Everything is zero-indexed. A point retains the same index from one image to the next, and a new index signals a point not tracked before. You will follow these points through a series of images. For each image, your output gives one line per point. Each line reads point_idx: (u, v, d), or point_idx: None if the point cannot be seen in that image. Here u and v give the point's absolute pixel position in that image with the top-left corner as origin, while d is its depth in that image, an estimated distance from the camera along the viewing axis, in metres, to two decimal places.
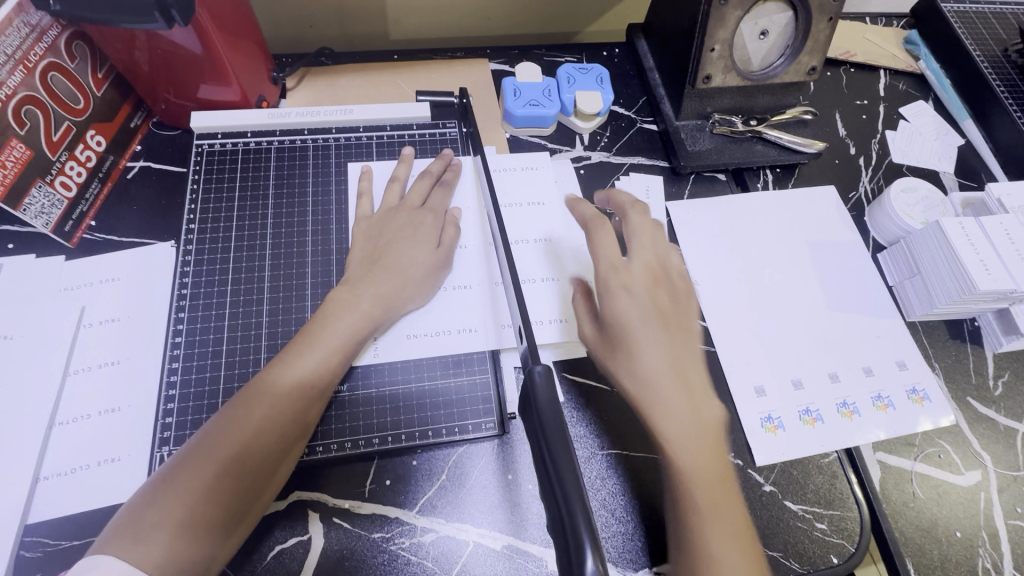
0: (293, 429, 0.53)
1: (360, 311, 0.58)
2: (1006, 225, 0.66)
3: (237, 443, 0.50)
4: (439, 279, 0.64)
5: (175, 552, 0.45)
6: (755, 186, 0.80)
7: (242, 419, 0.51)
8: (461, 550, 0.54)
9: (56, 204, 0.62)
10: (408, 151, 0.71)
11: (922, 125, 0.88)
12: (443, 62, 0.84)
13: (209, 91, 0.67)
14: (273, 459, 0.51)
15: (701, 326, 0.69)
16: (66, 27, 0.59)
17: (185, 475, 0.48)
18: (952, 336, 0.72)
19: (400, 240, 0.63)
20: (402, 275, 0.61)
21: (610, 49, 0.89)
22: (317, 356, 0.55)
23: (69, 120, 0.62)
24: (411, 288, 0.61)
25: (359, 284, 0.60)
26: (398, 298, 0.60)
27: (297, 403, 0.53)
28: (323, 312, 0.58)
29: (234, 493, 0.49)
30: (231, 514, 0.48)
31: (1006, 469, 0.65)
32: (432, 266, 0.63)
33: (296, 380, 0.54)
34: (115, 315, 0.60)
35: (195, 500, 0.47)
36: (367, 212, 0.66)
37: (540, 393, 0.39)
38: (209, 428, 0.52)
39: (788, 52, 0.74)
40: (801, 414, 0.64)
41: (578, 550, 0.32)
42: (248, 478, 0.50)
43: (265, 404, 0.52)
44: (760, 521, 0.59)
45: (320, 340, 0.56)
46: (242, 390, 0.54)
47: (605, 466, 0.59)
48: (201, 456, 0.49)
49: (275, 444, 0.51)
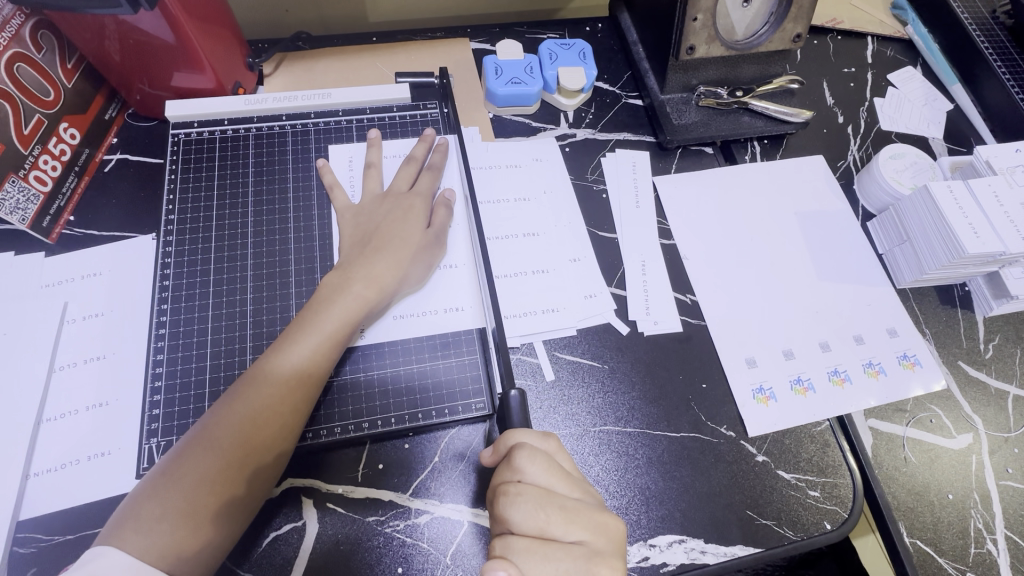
0: (293, 421, 0.52)
1: (352, 296, 0.57)
2: (994, 187, 0.66)
3: (235, 434, 0.50)
4: (432, 261, 0.63)
5: (174, 543, 0.46)
6: (743, 158, 0.79)
7: (241, 410, 0.51)
8: (456, 530, 0.54)
9: (31, 199, 0.61)
10: (375, 134, 0.70)
11: (910, 91, 0.87)
12: (423, 43, 0.82)
13: (184, 79, 0.66)
14: (272, 448, 0.51)
15: (691, 300, 0.68)
16: (30, 16, 0.58)
17: (183, 467, 0.48)
18: (943, 301, 0.72)
19: (391, 224, 0.62)
20: (395, 257, 0.60)
21: (593, 24, 0.88)
22: (311, 343, 0.54)
23: (40, 113, 0.61)
24: (407, 272, 0.61)
25: (352, 268, 0.59)
26: (392, 281, 0.59)
27: (294, 393, 0.52)
28: (317, 299, 0.58)
29: (233, 482, 0.49)
30: (231, 505, 0.48)
31: (997, 431, 0.65)
32: (423, 248, 0.63)
33: (291, 369, 0.53)
34: (98, 310, 0.60)
35: (194, 488, 0.48)
36: (346, 203, 0.65)
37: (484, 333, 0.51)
38: (207, 418, 0.51)
39: (773, 19, 0.73)
40: (792, 384, 0.64)
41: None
42: (248, 468, 0.50)
43: (262, 395, 0.52)
44: (753, 492, 0.59)
45: (314, 327, 0.55)
46: (238, 381, 0.54)
47: (598, 442, 0.59)
48: (198, 447, 0.49)
49: (275, 435, 0.51)
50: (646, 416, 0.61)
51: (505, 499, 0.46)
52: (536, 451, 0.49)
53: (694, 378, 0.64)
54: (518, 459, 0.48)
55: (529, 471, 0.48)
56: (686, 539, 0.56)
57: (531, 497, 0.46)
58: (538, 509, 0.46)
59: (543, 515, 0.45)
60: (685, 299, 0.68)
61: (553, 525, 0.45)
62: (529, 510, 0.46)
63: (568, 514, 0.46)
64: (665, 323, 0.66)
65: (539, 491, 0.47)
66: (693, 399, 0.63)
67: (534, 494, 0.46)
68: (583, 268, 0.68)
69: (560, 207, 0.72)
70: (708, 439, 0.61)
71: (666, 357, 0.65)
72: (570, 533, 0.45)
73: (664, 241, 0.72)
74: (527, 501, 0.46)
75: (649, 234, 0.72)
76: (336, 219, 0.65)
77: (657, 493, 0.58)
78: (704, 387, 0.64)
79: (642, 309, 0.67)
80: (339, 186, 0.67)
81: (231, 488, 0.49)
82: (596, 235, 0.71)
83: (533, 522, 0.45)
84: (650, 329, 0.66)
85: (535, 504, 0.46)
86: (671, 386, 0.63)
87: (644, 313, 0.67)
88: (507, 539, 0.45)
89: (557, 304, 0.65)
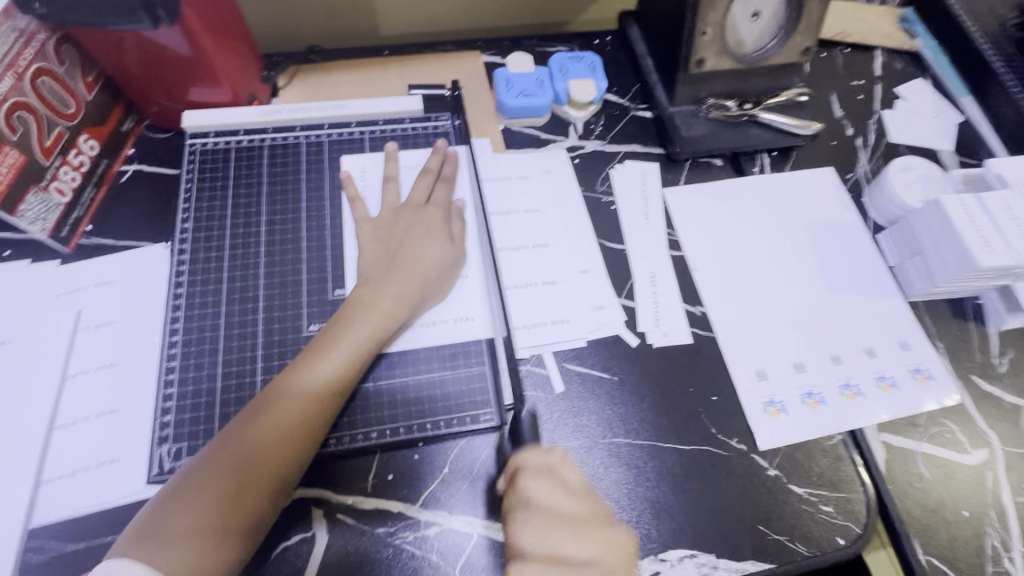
0: (316, 436, 0.53)
1: (381, 313, 0.58)
2: (1007, 201, 0.65)
3: (261, 449, 0.50)
4: (456, 272, 0.64)
5: (199, 558, 0.46)
6: (752, 170, 0.79)
7: (264, 424, 0.51)
8: (465, 543, 0.54)
9: (52, 209, 0.61)
10: (392, 146, 0.70)
11: (920, 103, 0.87)
12: (435, 56, 0.83)
13: (200, 93, 0.68)
14: (296, 464, 0.51)
15: (701, 312, 0.68)
16: (54, 31, 0.59)
17: (208, 480, 0.49)
18: (955, 314, 0.71)
19: (414, 242, 0.63)
20: (421, 276, 0.61)
21: (602, 37, 0.88)
22: (338, 358, 0.55)
23: (61, 125, 0.61)
24: (431, 288, 0.61)
25: (378, 285, 0.60)
26: (418, 298, 0.60)
27: (320, 409, 0.53)
28: (343, 315, 0.58)
29: (257, 497, 0.49)
30: (253, 521, 0.49)
31: (1012, 446, 0.64)
32: (448, 264, 0.63)
33: (319, 384, 0.54)
34: (112, 317, 0.60)
35: (219, 502, 0.48)
36: (366, 215, 0.66)
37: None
38: (229, 432, 0.52)
39: (781, 34, 0.74)
40: (803, 398, 0.64)
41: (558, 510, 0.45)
42: (272, 483, 0.50)
43: (288, 410, 0.52)
44: (765, 506, 0.58)
45: (341, 343, 0.56)
46: (261, 393, 0.54)
47: (608, 454, 0.59)
48: (224, 460, 0.50)
49: (300, 450, 0.51)
50: (656, 428, 0.61)
51: (517, 524, 0.53)
52: (540, 469, 0.56)
53: (704, 390, 0.64)
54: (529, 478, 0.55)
55: (533, 493, 0.54)
56: (697, 554, 0.55)
57: (539, 520, 0.53)
58: (547, 529, 0.52)
59: (551, 534, 0.52)
60: (695, 311, 0.68)
61: (558, 543, 0.52)
62: (536, 531, 0.52)
63: (573, 531, 0.53)
64: (675, 335, 0.66)
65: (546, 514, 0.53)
66: (703, 410, 0.62)
67: (540, 518, 0.53)
68: (592, 279, 0.68)
69: (569, 219, 0.72)
70: (719, 452, 0.60)
71: (677, 369, 0.65)
72: (571, 545, 0.52)
73: (673, 253, 0.72)
74: (534, 522, 0.53)
75: (658, 246, 0.72)
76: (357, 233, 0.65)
77: (667, 506, 0.57)
78: (714, 399, 0.63)
79: (651, 321, 0.67)
80: (360, 200, 0.67)
81: (254, 504, 0.49)
82: (606, 246, 0.71)
83: (542, 544, 0.52)
84: (659, 341, 0.66)
85: (543, 527, 0.52)
86: (681, 398, 0.63)
87: (654, 325, 0.67)
88: (522, 562, 0.51)
89: (566, 315, 0.65)
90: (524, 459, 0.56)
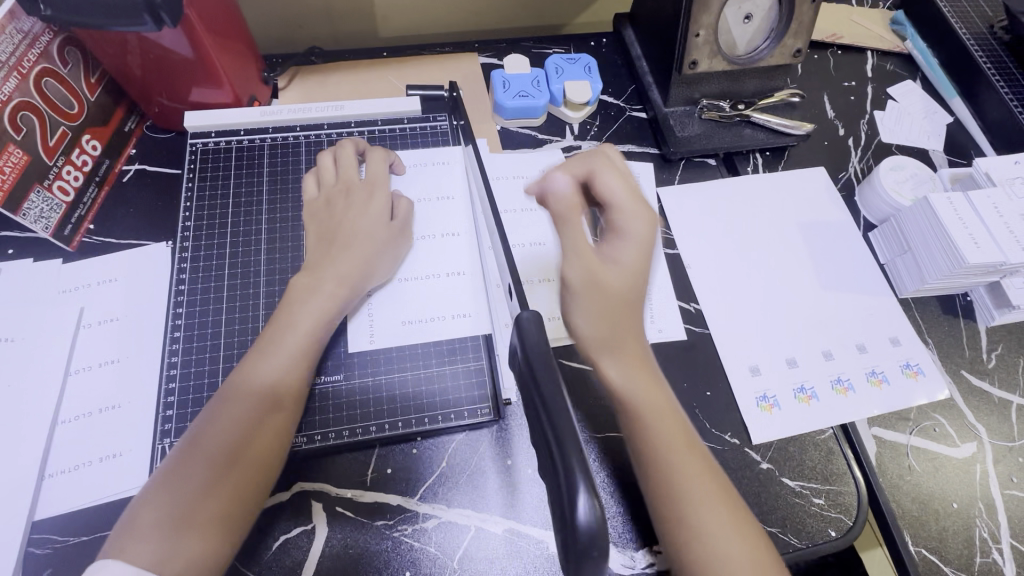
0: (282, 420, 0.53)
1: (326, 295, 0.58)
2: (994, 198, 0.66)
3: (228, 439, 0.50)
4: (398, 253, 0.64)
5: (185, 554, 0.45)
6: (745, 169, 0.80)
7: (224, 423, 0.51)
8: (463, 535, 0.55)
9: (54, 208, 0.62)
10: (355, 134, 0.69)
11: (911, 104, 0.89)
12: (433, 58, 0.84)
13: (202, 94, 0.69)
14: (267, 450, 0.51)
15: (695, 309, 0.69)
16: (58, 33, 0.60)
17: (178, 480, 0.48)
18: (944, 311, 0.72)
19: (353, 217, 0.62)
20: (362, 252, 0.61)
21: (597, 39, 0.90)
22: (289, 340, 0.55)
23: (64, 125, 0.63)
24: (375, 266, 0.62)
25: (317, 269, 0.59)
26: (359, 278, 0.60)
27: (279, 391, 0.53)
28: (288, 302, 0.58)
29: (232, 488, 0.49)
30: (235, 512, 0.49)
31: (1001, 440, 0.65)
32: (388, 241, 0.63)
33: (275, 368, 0.54)
34: (114, 315, 0.61)
35: (194, 499, 0.47)
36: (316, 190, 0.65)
37: (530, 340, 0.39)
38: (193, 432, 0.51)
39: (773, 35, 0.75)
40: (796, 392, 0.65)
41: (572, 496, 0.31)
42: (248, 472, 0.50)
43: (248, 397, 0.52)
44: (758, 499, 0.59)
45: (290, 325, 0.56)
46: (219, 389, 0.54)
47: (604, 448, 0.60)
48: (190, 458, 0.49)
49: (268, 436, 0.52)
50: None
51: (584, 314, 0.49)
52: (570, 225, 0.49)
53: (698, 386, 0.65)
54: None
55: (573, 258, 0.49)
56: None
57: (598, 296, 0.49)
58: (605, 305, 0.49)
59: (609, 305, 0.49)
60: (690, 308, 0.69)
61: (617, 311, 0.50)
62: (600, 318, 0.49)
63: (626, 307, 0.50)
64: (670, 331, 0.67)
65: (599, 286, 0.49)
66: (697, 405, 0.64)
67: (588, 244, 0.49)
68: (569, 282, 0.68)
69: None
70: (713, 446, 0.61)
71: (672, 365, 0.66)
72: (631, 313, 0.50)
73: (668, 251, 0.73)
74: (591, 308, 0.49)
75: (653, 244, 0.73)
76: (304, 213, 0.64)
77: None
78: (708, 394, 0.64)
79: (646, 318, 0.68)
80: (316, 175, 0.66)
81: (232, 501, 0.49)
82: None
83: (603, 323, 0.49)
84: (654, 338, 0.67)
85: (602, 297, 0.49)
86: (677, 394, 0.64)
87: (649, 322, 0.67)
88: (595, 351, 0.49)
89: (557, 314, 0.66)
90: (568, 246, 0.49)
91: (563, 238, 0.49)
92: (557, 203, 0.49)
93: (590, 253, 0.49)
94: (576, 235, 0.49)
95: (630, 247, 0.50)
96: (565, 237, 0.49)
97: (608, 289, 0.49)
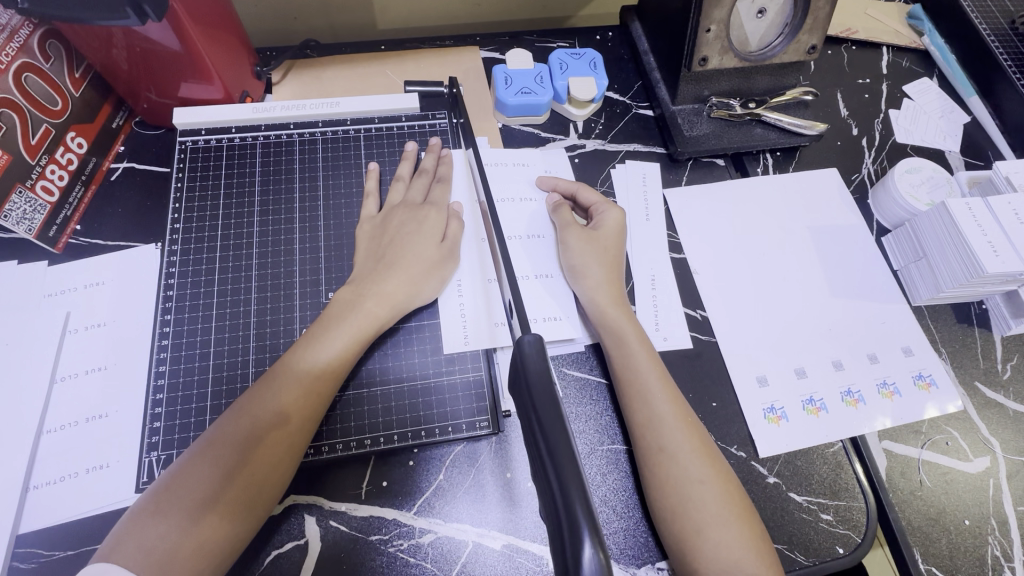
0: (307, 429, 0.52)
1: (365, 310, 0.57)
2: (1015, 205, 0.64)
3: (251, 439, 0.50)
4: (445, 275, 0.63)
5: (185, 554, 0.45)
6: (755, 171, 0.78)
7: (249, 420, 0.51)
8: (460, 550, 0.53)
9: (38, 209, 0.60)
10: (409, 147, 0.69)
11: (927, 103, 0.86)
12: (433, 52, 0.81)
13: (192, 89, 0.66)
14: (287, 457, 0.51)
15: (701, 316, 0.67)
16: (38, 26, 0.58)
17: (194, 474, 0.48)
18: (959, 320, 0.70)
19: (404, 239, 0.62)
20: (409, 274, 0.60)
21: (603, 32, 0.87)
22: (327, 350, 0.55)
23: (47, 122, 0.60)
24: (421, 288, 0.60)
25: (363, 284, 0.59)
26: (405, 299, 0.59)
27: (309, 398, 0.53)
28: (327, 314, 0.58)
29: (245, 491, 0.48)
30: (242, 515, 0.48)
31: (1015, 454, 0.63)
32: (438, 261, 0.62)
33: (310, 373, 0.53)
34: (101, 320, 0.59)
35: (205, 496, 0.47)
36: (371, 213, 0.65)
37: (531, 364, 0.36)
38: (220, 425, 0.51)
39: (788, 30, 0.72)
40: (804, 404, 0.63)
41: (576, 545, 0.28)
42: (263, 476, 0.49)
43: (279, 400, 0.52)
44: (765, 514, 0.58)
45: (330, 335, 0.55)
46: (251, 387, 0.54)
47: (606, 461, 0.58)
48: (211, 452, 0.49)
49: (291, 443, 0.51)
50: None
51: (588, 281, 0.62)
52: (564, 223, 0.66)
53: (704, 396, 0.63)
54: (581, 272, 0.63)
55: (570, 243, 0.65)
56: None
57: (597, 263, 0.63)
58: (602, 266, 0.63)
59: (600, 263, 0.63)
60: (696, 315, 0.67)
61: (610, 269, 0.63)
62: (601, 279, 0.62)
63: (609, 265, 0.64)
64: (675, 339, 0.65)
65: (591, 261, 0.63)
66: (703, 417, 0.62)
67: (580, 232, 0.65)
68: (552, 285, 0.66)
69: None
70: None
71: (677, 373, 0.64)
72: (617, 268, 0.64)
73: (674, 255, 0.70)
74: (592, 272, 0.63)
75: (659, 247, 0.70)
76: (355, 230, 0.65)
77: None
78: (714, 405, 0.62)
79: (652, 326, 0.65)
80: (373, 196, 0.67)
81: (236, 501, 0.48)
82: None
83: (603, 281, 0.62)
84: (660, 346, 0.65)
85: (597, 259, 0.63)
86: None
87: (654, 329, 0.65)
88: (603, 310, 0.61)
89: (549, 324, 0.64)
90: (569, 233, 0.65)
91: (562, 238, 0.66)
92: (564, 207, 0.68)
93: (595, 249, 0.64)
94: (580, 246, 0.64)
95: (612, 225, 0.66)
96: (561, 234, 0.66)
97: (604, 266, 0.63)
